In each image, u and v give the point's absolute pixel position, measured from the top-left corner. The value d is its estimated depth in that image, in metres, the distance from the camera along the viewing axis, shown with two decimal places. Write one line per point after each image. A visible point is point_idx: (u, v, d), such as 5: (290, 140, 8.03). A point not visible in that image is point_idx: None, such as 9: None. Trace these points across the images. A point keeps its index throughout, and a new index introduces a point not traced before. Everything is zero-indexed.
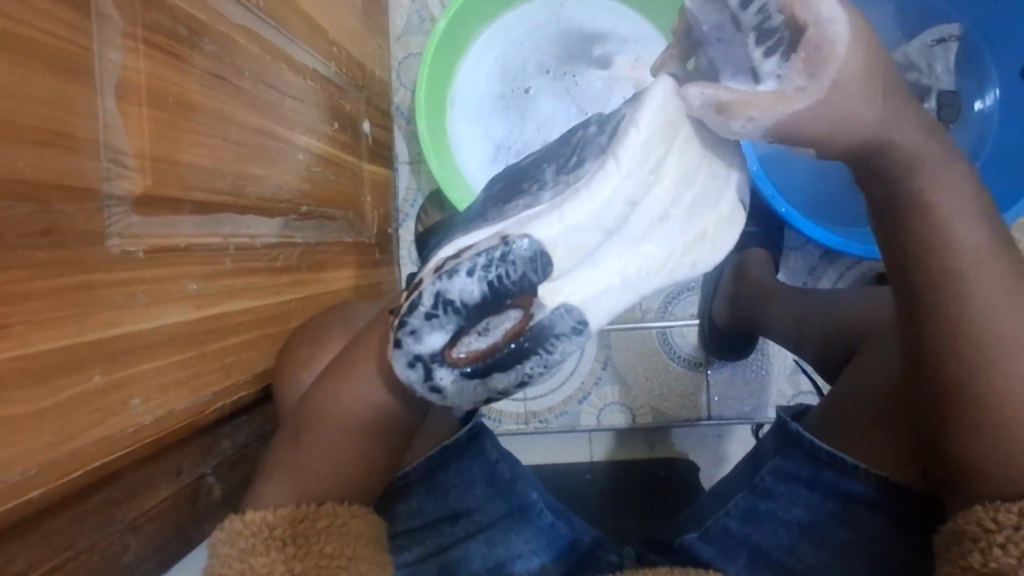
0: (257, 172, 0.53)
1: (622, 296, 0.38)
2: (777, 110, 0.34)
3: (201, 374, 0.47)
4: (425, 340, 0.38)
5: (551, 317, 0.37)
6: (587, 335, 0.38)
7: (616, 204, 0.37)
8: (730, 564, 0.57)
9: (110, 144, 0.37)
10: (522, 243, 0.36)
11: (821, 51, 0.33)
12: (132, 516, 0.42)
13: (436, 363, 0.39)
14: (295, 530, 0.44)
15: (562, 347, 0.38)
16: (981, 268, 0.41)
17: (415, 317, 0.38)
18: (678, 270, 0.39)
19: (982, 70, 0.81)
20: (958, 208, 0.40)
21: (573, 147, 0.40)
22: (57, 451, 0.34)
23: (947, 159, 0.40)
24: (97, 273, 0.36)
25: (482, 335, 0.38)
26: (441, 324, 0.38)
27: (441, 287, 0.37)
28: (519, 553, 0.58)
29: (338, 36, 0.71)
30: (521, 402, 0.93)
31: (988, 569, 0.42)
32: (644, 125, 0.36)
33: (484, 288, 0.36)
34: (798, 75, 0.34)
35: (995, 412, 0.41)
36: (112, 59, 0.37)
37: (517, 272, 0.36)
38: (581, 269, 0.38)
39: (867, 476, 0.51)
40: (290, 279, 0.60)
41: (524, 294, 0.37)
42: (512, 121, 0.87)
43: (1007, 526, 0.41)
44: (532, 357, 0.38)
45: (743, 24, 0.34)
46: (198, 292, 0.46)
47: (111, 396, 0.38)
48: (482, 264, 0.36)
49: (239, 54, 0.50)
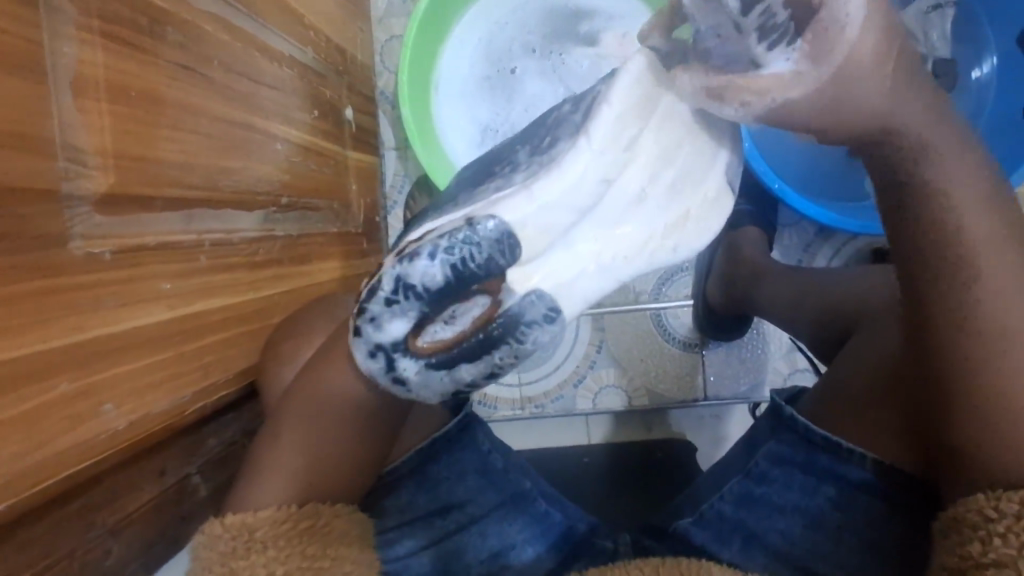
0: (233, 165, 0.52)
1: (597, 279, 0.38)
2: (768, 99, 0.32)
3: (178, 375, 0.46)
4: (385, 328, 0.39)
5: (521, 304, 0.37)
6: (559, 323, 0.38)
7: (590, 182, 0.36)
8: (725, 549, 0.56)
9: (69, 142, 0.36)
10: (487, 225, 0.36)
11: (829, 32, 0.30)
12: (114, 520, 0.42)
13: (399, 352, 0.40)
14: (276, 533, 0.43)
15: (534, 336, 0.38)
16: (984, 253, 0.40)
17: (375, 304, 0.38)
18: (659, 254, 0.38)
19: (981, 36, 0.79)
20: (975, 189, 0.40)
21: (549, 127, 0.39)
22: (23, 462, 0.33)
23: (965, 148, 0.39)
24: (62, 277, 0.35)
25: (448, 323, 0.39)
26: (402, 311, 0.38)
27: (401, 272, 0.37)
28: (514, 543, 0.58)
29: (315, 21, 0.69)
30: (516, 388, 0.92)
31: (987, 559, 0.40)
32: (617, 103, 0.35)
33: (446, 272, 0.36)
34: (802, 60, 0.31)
35: (1000, 404, 0.41)
36: (66, 53, 0.35)
37: (483, 254, 0.36)
38: (552, 253, 0.37)
39: (864, 461, 0.51)
40: (272, 272, 0.59)
41: (491, 278, 0.37)
42: (498, 103, 0.85)
43: (1008, 515, 0.40)
44: (501, 347, 0.38)
45: (744, 27, 0.30)
46: (171, 292, 0.45)
47: (83, 402, 0.37)
48: (445, 247, 0.36)
49: (207, 43, 0.48)
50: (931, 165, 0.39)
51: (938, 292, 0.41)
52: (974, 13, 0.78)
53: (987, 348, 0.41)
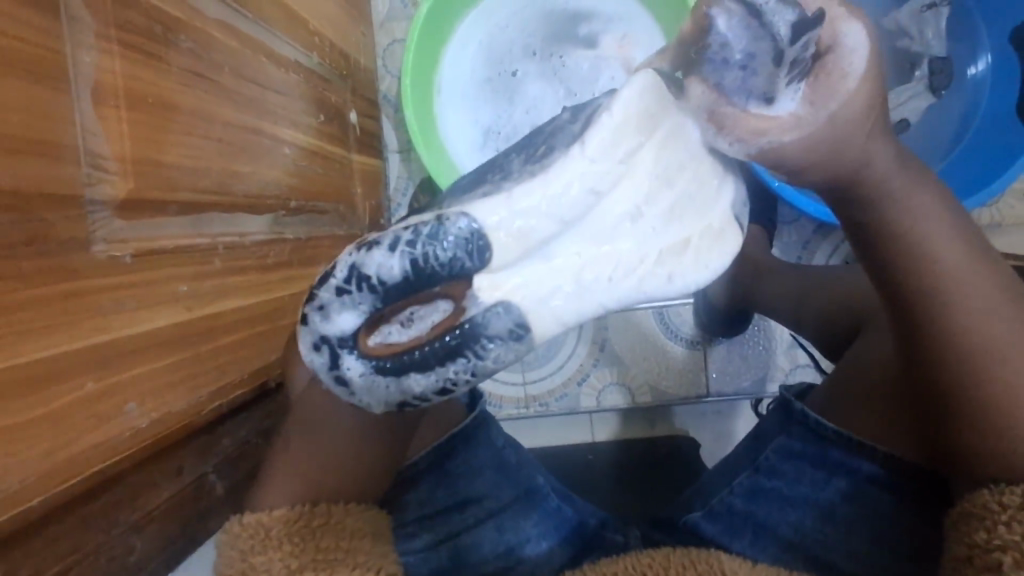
0: (243, 169, 0.53)
1: (575, 301, 0.37)
2: (763, 136, 0.38)
3: (195, 376, 0.47)
4: (333, 319, 0.38)
5: (485, 316, 0.36)
6: (523, 343, 0.37)
7: (577, 191, 0.36)
8: (735, 541, 0.57)
9: (90, 149, 0.37)
10: (458, 222, 0.36)
11: (829, 83, 0.37)
12: (136, 517, 0.42)
13: (345, 349, 0.39)
14: (289, 531, 0.46)
15: (495, 353, 0.37)
16: (965, 274, 0.43)
17: (325, 292, 0.38)
18: (649, 281, 0.37)
19: (976, 33, 0.80)
20: (942, 218, 0.43)
21: (545, 136, 0.39)
22: (52, 460, 0.34)
23: (928, 185, 0.43)
24: (84, 280, 0.36)
25: (404, 327, 0.39)
26: (353, 304, 0.38)
27: (358, 260, 0.37)
28: (528, 537, 0.59)
29: (319, 26, 0.70)
30: (521, 387, 0.93)
31: (993, 546, 0.42)
32: (618, 112, 0.36)
33: (405, 266, 0.36)
34: (803, 100, 0.37)
35: (997, 410, 0.43)
36: (86, 62, 0.36)
37: (447, 253, 0.36)
38: (527, 264, 0.37)
39: (874, 455, 0.52)
40: (282, 275, 0.60)
41: (456, 281, 0.37)
42: (500, 104, 0.86)
43: (1011, 506, 0.42)
44: (459, 360, 0.37)
45: (785, 58, 0.35)
46: (188, 294, 0.46)
47: (106, 401, 0.38)
48: (407, 240, 0.36)
49: (216, 49, 0.49)
50: (896, 202, 0.42)
51: (927, 299, 0.43)
52: (967, 11, 0.80)
53: (988, 356, 0.43)
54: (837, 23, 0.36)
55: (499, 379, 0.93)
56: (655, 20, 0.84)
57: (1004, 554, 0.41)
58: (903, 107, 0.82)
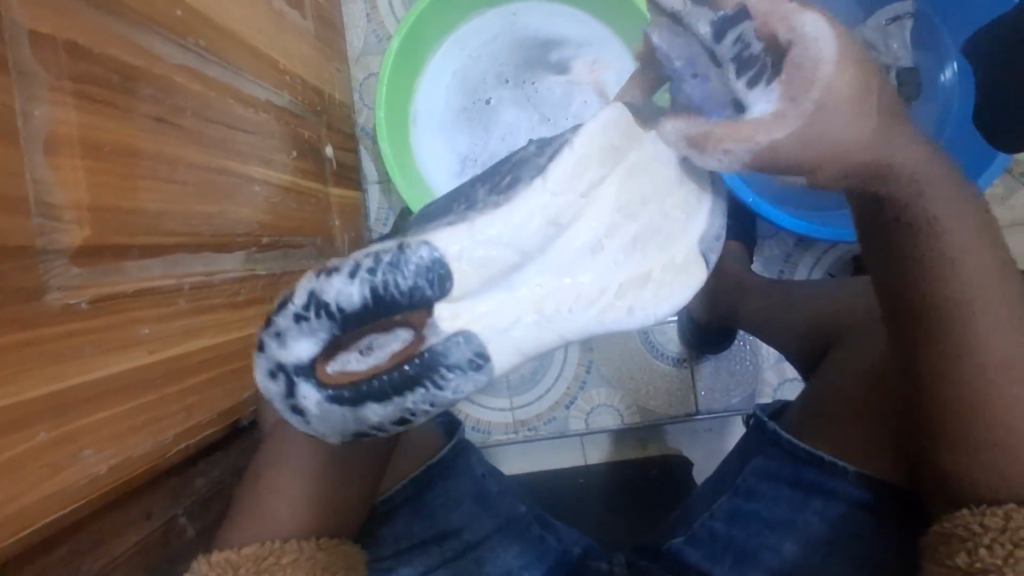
0: (211, 210, 0.53)
1: (537, 330, 0.38)
2: (752, 140, 0.33)
3: (160, 419, 0.47)
4: (291, 346, 0.39)
5: (445, 344, 0.37)
6: (481, 373, 0.38)
7: (535, 223, 0.37)
8: (718, 566, 0.55)
9: (43, 200, 0.37)
10: (419, 251, 0.36)
11: (804, 79, 0.32)
12: (99, 565, 0.42)
13: (301, 377, 0.39)
14: (259, 567, 0.44)
15: (453, 382, 0.38)
16: (977, 292, 0.41)
17: (284, 318, 0.38)
18: (609, 312, 0.38)
19: (941, 40, 0.80)
20: (972, 231, 0.41)
21: (512, 165, 0.39)
22: (1, 512, 0.34)
23: (955, 194, 0.40)
24: (36, 329, 0.37)
25: (363, 355, 0.39)
26: (312, 331, 0.38)
27: (318, 287, 0.37)
28: (509, 568, 0.58)
29: (291, 65, 0.71)
30: (508, 412, 0.93)
31: (973, 569, 0.42)
32: (578, 146, 0.36)
33: (364, 293, 0.36)
34: (781, 97, 0.33)
35: (994, 426, 0.42)
36: (38, 114, 0.37)
37: (407, 281, 0.36)
38: (489, 293, 0.38)
39: (847, 475, 0.52)
40: (255, 311, 0.61)
41: (416, 309, 0.38)
42: (476, 132, 0.88)
43: (993, 528, 0.42)
44: (417, 390, 0.37)
45: (721, 56, 0.34)
46: (151, 336, 0.46)
47: (62, 449, 0.38)
48: (367, 268, 0.36)
49: (179, 94, 0.50)
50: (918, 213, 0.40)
51: (939, 320, 0.41)
52: (931, 21, 0.81)
53: (990, 379, 0.42)
54: (790, 17, 0.32)
55: (486, 405, 0.93)
56: (624, 42, 0.84)
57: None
58: None
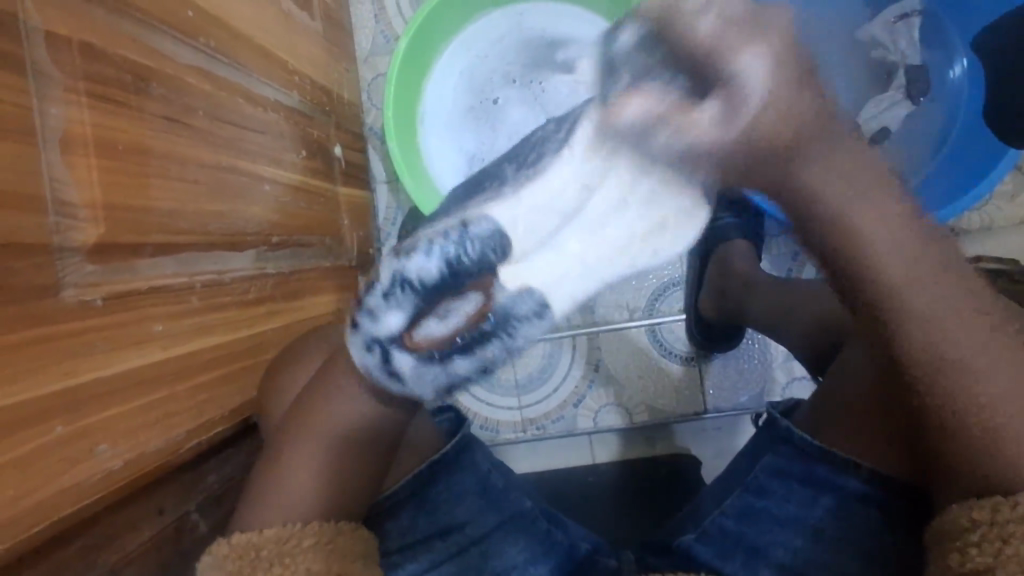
0: (222, 208, 0.54)
1: (582, 280, 0.41)
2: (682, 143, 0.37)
3: (172, 415, 0.47)
4: (383, 320, 0.43)
5: (513, 299, 0.40)
6: (547, 319, 0.42)
7: (573, 188, 0.39)
8: (728, 565, 0.55)
9: (59, 198, 0.38)
10: (479, 224, 0.40)
11: (738, 90, 0.36)
12: (115, 560, 0.42)
13: (394, 345, 0.44)
14: (281, 550, 0.46)
15: (524, 329, 0.42)
16: (944, 286, 0.41)
17: (375, 299, 0.43)
18: (639, 257, 0.41)
19: (949, 37, 0.80)
20: (897, 238, 0.41)
21: (534, 146, 0.43)
22: (19, 505, 0.35)
23: (887, 203, 0.41)
24: (53, 325, 0.37)
25: (442, 319, 0.42)
26: (400, 306, 0.42)
27: (400, 268, 0.41)
28: (515, 563, 0.58)
29: (299, 66, 0.71)
30: (516, 411, 0.93)
31: (966, 569, 0.41)
32: (596, 115, 0.39)
33: (440, 267, 0.40)
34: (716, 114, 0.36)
35: (986, 419, 0.42)
36: (53, 114, 0.38)
37: (474, 252, 0.40)
38: (541, 255, 0.39)
39: (860, 471, 0.52)
40: (265, 309, 0.61)
41: (484, 276, 0.40)
42: (483, 132, 0.89)
43: (983, 525, 0.41)
44: (493, 341, 0.42)
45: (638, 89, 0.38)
46: (163, 333, 0.47)
47: (76, 444, 0.38)
48: (439, 244, 0.40)
49: (191, 94, 0.50)
50: (856, 232, 0.40)
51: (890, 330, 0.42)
52: (938, 18, 0.80)
53: (974, 371, 0.42)
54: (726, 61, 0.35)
55: (494, 404, 0.93)
56: None
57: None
58: (882, 116, 0.80)
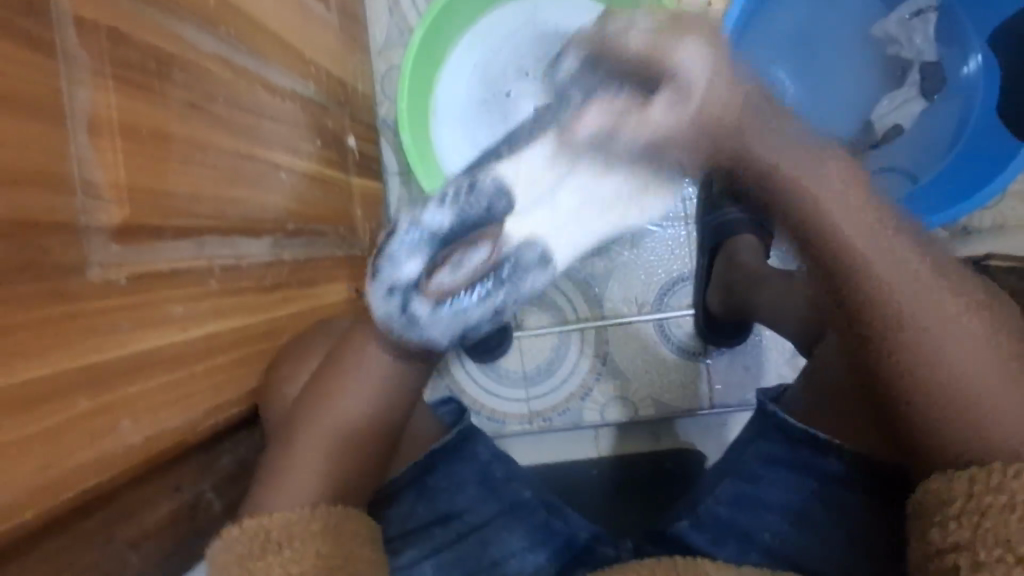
0: (240, 194, 0.55)
1: (580, 229, 0.46)
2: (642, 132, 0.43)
3: (191, 394, 0.48)
4: (400, 268, 0.47)
5: (519, 247, 0.46)
6: (551, 267, 0.47)
7: (566, 150, 0.44)
8: (721, 550, 0.56)
9: (85, 179, 0.39)
10: (488, 181, 0.45)
11: (684, 85, 0.42)
12: (133, 533, 0.43)
13: (412, 291, 0.48)
14: (290, 534, 0.45)
15: (530, 277, 0.47)
16: (888, 272, 0.44)
17: (393, 247, 0.47)
18: (629, 212, 0.47)
19: (964, 34, 0.79)
20: (858, 220, 0.44)
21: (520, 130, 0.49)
22: (45, 475, 0.36)
23: (840, 182, 0.44)
24: (79, 302, 0.38)
25: (454, 269, 0.47)
26: (416, 253, 0.47)
27: (415, 218, 0.46)
28: (514, 550, 0.59)
29: (315, 55, 0.72)
30: (524, 402, 0.93)
31: (947, 544, 0.41)
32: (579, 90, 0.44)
33: (452, 217, 0.46)
34: (671, 100, 0.42)
35: (960, 400, 0.43)
36: (80, 96, 0.39)
37: (483, 203, 0.45)
38: (538, 209, 0.45)
39: (840, 453, 0.52)
40: (280, 295, 0.62)
41: (490, 226, 0.46)
42: (496, 124, 0.88)
43: (959, 497, 0.41)
44: (502, 288, 0.47)
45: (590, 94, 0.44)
46: (184, 315, 0.48)
47: (100, 419, 0.40)
48: (451, 196, 0.46)
49: (211, 81, 0.51)
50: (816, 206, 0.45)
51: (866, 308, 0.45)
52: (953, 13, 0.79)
53: (939, 341, 0.43)
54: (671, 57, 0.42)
55: (502, 396, 0.94)
56: None
57: (958, 556, 0.40)
58: (893, 115, 0.83)
